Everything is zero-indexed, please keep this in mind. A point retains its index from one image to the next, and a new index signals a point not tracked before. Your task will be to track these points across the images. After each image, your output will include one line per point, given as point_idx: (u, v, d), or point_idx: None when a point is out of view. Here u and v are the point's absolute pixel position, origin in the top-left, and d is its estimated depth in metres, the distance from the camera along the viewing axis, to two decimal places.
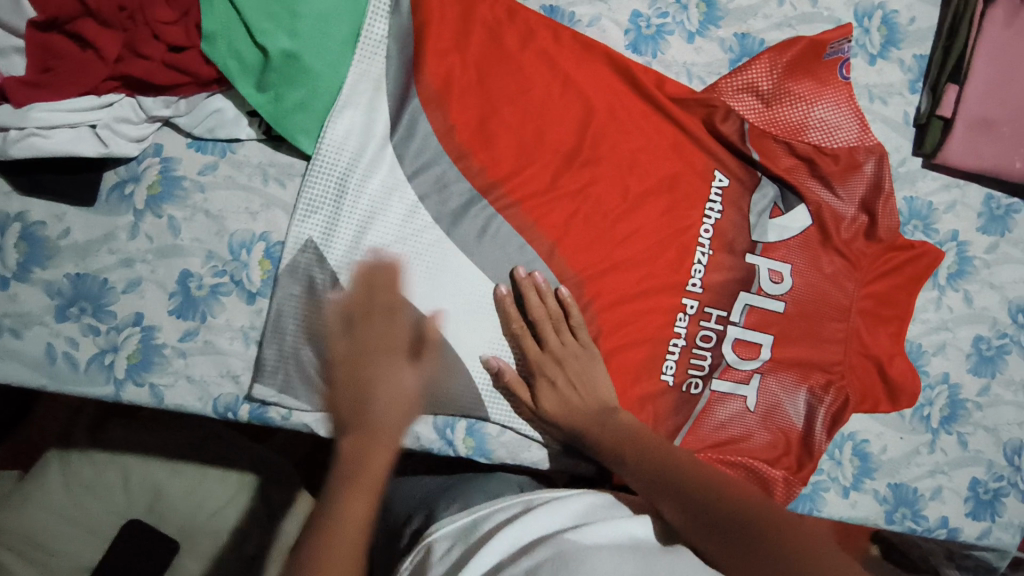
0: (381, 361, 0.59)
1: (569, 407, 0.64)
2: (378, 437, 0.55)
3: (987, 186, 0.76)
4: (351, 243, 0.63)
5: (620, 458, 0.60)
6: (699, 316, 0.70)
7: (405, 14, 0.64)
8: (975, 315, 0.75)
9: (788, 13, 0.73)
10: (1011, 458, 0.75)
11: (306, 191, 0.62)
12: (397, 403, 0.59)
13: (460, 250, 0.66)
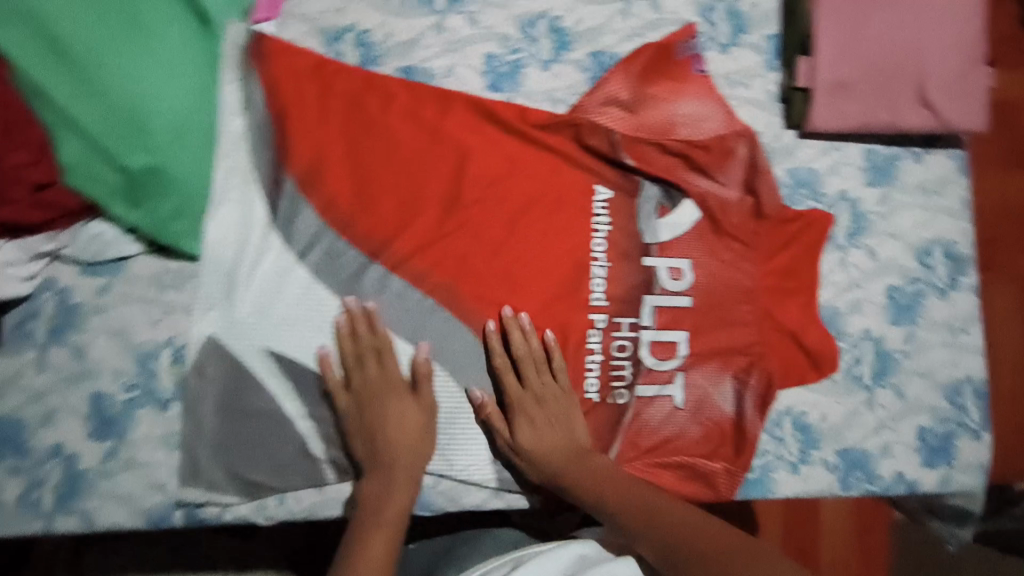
0: (391, 402, 0.66)
1: (546, 445, 0.66)
2: (390, 474, 0.64)
3: (865, 142, 0.77)
4: (261, 331, 0.66)
5: (589, 497, 0.62)
6: (610, 328, 0.72)
7: (260, 107, 0.67)
8: (883, 267, 0.76)
9: (634, 24, 0.75)
10: (953, 398, 0.75)
11: (205, 290, 0.65)
12: (407, 445, 0.65)
13: (363, 315, 0.68)
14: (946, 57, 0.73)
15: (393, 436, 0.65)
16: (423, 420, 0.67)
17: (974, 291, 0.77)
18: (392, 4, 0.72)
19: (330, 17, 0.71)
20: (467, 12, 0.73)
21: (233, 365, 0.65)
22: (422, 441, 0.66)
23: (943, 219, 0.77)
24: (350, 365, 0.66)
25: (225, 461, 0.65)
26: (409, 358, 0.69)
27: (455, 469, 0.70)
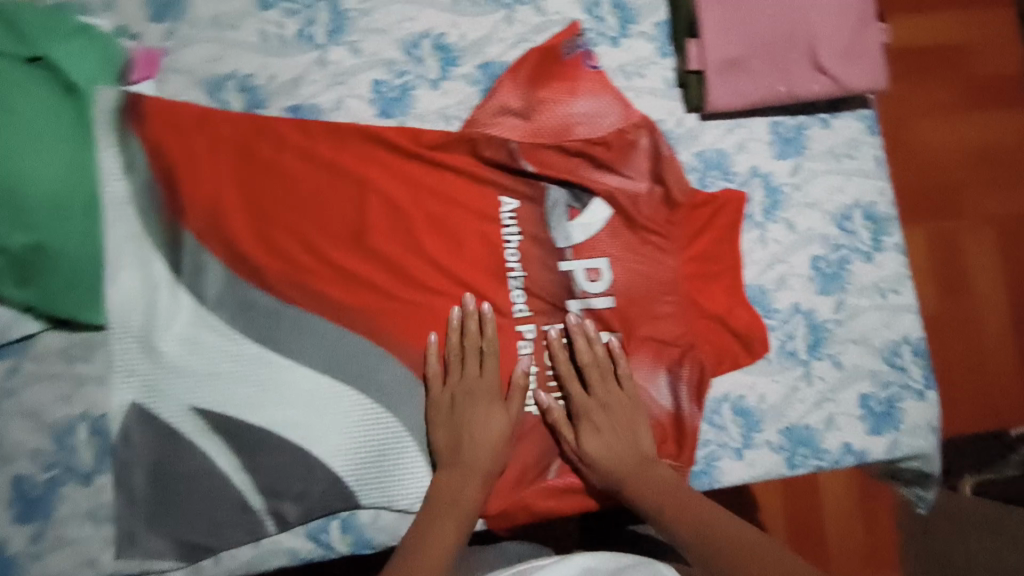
0: (480, 403, 0.68)
1: (613, 452, 0.68)
2: (467, 476, 0.66)
3: (770, 114, 0.76)
4: (183, 390, 0.66)
5: (656, 512, 0.65)
6: (541, 338, 0.72)
7: (143, 167, 0.66)
8: (803, 238, 0.75)
9: (520, 29, 0.75)
10: (892, 361, 0.74)
11: (119, 357, 0.65)
12: (491, 453, 0.67)
13: (286, 360, 0.68)
14: (835, 20, 0.72)
15: (476, 439, 0.67)
16: (504, 428, 0.68)
17: (899, 249, 0.76)
18: (271, 45, 0.72)
19: (210, 67, 0.71)
20: (349, 42, 0.73)
21: (161, 428, 0.65)
22: (501, 451, 0.68)
23: (859, 181, 0.76)
24: (451, 363, 0.69)
25: (163, 527, 0.65)
26: (338, 395, 0.68)
27: (397, 501, 0.69)
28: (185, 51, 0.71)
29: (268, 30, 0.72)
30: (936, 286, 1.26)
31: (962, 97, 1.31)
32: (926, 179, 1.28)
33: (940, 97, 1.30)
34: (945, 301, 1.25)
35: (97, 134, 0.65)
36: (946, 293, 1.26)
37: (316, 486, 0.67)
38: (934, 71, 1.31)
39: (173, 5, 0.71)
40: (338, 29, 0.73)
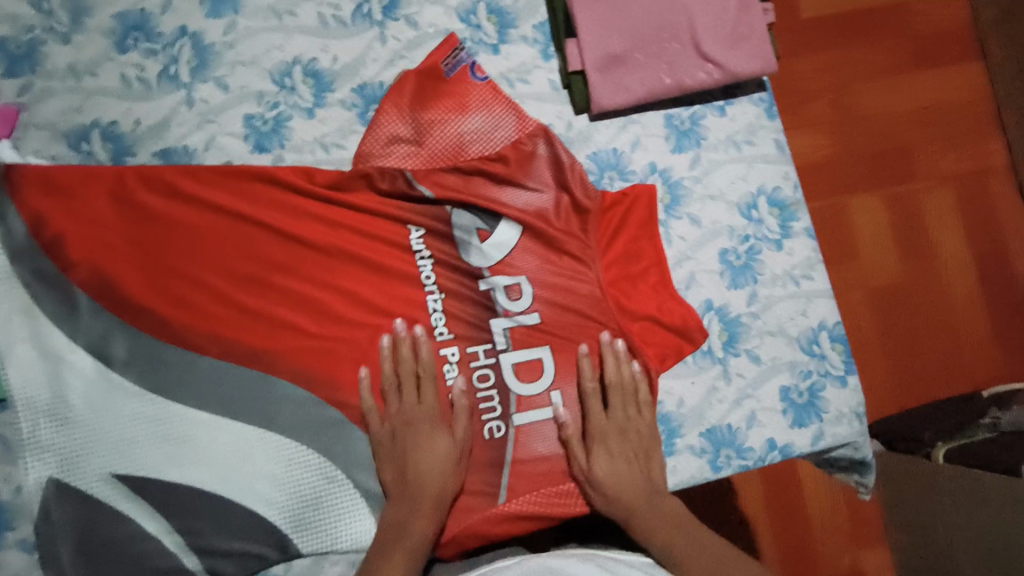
0: (421, 430, 0.66)
1: (623, 480, 0.66)
2: (414, 506, 0.63)
3: (662, 107, 0.73)
4: (101, 457, 0.64)
5: (664, 551, 0.63)
6: (466, 359, 0.69)
7: (21, 234, 0.64)
8: (710, 233, 0.72)
9: (394, 46, 0.72)
10: (810, 349, 0.72)
11: (27, 433, 0.63)
12: (442, 481, 0.65)
13: (200, 415, 0.65)
14: (713, 6, 0.70)
15: (422, 467, 0.65)
16: (449, 454, 0.66)
17: (809, 233, 0.73)
18: (133, 88, 0.69)
19: (70, 118, 0.68)
20: (215, 77, 0.70)
21: (82, 499, 0.64)
22: (450, 479, 0.65)
23: (761, 168, 0.73)
24: (394, 393, 0.67)
25: None
26: (263, 440, 0.66)
27: (337, 544, 0.66)
28: (43, 104, 0.68)
29: (129, 73, 0.69)
30: (893, 250, 1.21)
31: (908, 52, 1.25)
32: (876, 139, 1.23)
33: (885, 55, 1.24)
34: (900, 264, 1.21)
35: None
36: (901, 256, 1.21)
37: (240, 539, 0.65)
38: (878, 29, 1.25)
39: (26, 58, 0.68)
40: (202, 65, 0.70)
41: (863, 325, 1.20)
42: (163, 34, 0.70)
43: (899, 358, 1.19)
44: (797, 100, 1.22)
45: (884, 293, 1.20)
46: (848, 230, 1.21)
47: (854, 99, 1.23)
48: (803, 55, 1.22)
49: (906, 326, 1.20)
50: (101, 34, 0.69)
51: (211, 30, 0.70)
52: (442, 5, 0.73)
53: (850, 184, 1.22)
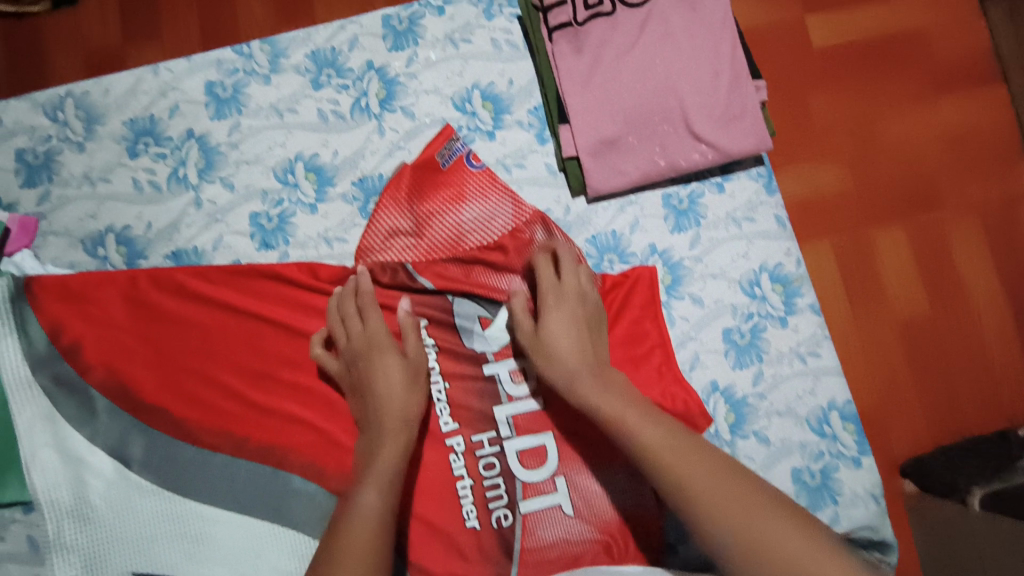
0: (369, 357, 0.65)
1: (569, 345, 0.64)
2: (381, 433, 0.62)
3: (660, 186, 0.73)
4: (124, 557, 0.65)
5: (630, 441, 0.57)
6: (472, 447, 0.69)
7: (42, 343, 0.67)
8: (712, 312, 0.72)
9: (392, 138, 0.74)
10: (821, 429, 0.70)
11: (51, 534, 0.64)
12: (402, 404, 0.64)
13: (216, 511, 0.66)
14: (705, 85, 0.69)
15: (381, 390, 0.64)
16: (404, 373, 0.65)
17: (814, 309, 0.72)
18: (144, 192, 0.72)
19: (87, 225, 0.71)
20: (221, 177, 0.72)
21: None
22: (411, 397, 0.64)
23: (761, 244, 0.73)
24: (336, 331, 0.68)
25: None
26: (276, 537, 0.66)
27: None
28: (61, 212, 0.71)
29: (140, 178, 0.72)
30: (927, 289, 0.89)
31: (948, 68, 0.94)
32: (905, 170, 0.91)
33: (919, 75, 0.93)
34: (939, 302, 0.89)
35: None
36: (940, 294, 0.89)
37: None
38: (907, 40, 0.93)
39: (43, 168, 0.71)
40: (209, 166, 0.72)
41: (892, 373, 0.87)
42: (172, 137, 0.72)
43: (932, 412, 0.87)
44: (808, 131, 0.92)
45: (913, 333, 0.88)
46: (873, 270, 0.89)
47: (880, 121, 0.92)
48: (814, 77, 0.92)
49: (946, 381, 0.88)
50: (113, 140, 0.72)
51: (217, 131, 0.73)
52: (438, 95, 0.75)
53: (873, 216, 0.90)
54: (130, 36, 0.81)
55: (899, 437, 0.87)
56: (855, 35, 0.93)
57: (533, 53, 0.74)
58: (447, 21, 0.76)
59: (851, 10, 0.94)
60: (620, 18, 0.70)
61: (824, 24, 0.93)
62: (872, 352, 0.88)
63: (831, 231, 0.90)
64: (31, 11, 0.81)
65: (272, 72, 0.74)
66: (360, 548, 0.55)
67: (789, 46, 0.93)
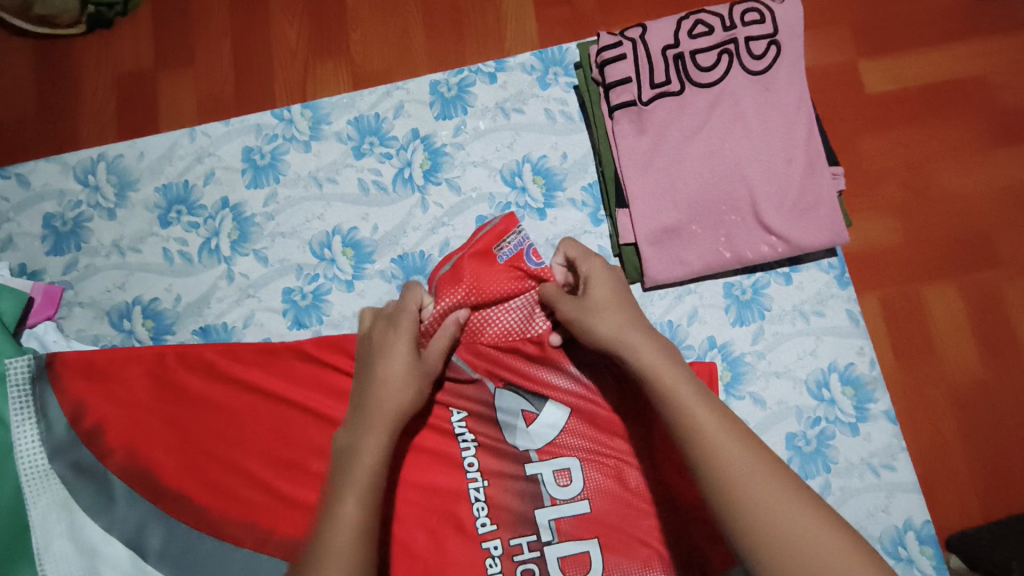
0: (383, 339, 0.61)
1: (620, 321, 0.57)
2: (368, 426, 0.57)
3: (721, 274, 0.68)
4: None
5: (696, 446, 0.51)
6: (510, 552, 0.64)
7: (64, 426, 0.63)
8: (775, 414, 0.66)
9: (436, 214, 0.69)
10: (895, 552, 0.63)
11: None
12: (391, 395, 0.58)
13: None
14: (777, 174, 0.64)
15: (381, 375, 0.59)
16: (408, 357, 0.59)
17: (889, 416, 0.66)
18: (175, 264, 0.68)
19: (113, 296, 0.68)
20: (255, 250, 0.68)
21: None
22: (409, 391, 0.58)
23: (831, 341, 0.67)
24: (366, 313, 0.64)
25: None
26: None
27: None
28: (88, 282, 0.68)
29: (171, 248, 0.68)
30: (982, 351, 0.76)
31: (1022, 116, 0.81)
32: (963, 224, 0.79)
33: (984, 121, 0.81)
34: (999, 364, 0.75)
35: (10, 407, 0.62)
36: (1000, 355, 0.76)
37: None
38: (969, 82, 0.82)
39: (71, 235, 0.68)
40: (242, 238, 0.69)
41: (941, 443, 0.74)
42: (205, 206, 0.69)
43: (987, 488, 0.73)
44: (853, 180, 0.81)
45: (967, 397, 0.75)
46: (922, 328, 0.76)
47: (936, 168, 0.80)
48: (864, 119, 0.82)
49: (1005, 458, 0.73)
50: (145, 208, 0.69)
51: (252, 201, 0.69)
52: (486, 167, 0.70)
53: (922, 269, 0.78)
54: (164, 60, 0.76)
55: (947, 512, 0.72)
56: (911, 79, 0.82)
57: (590, 129, 0.70)
58: (498, 89, 0.72)
59: (913, 51, 0.83)
60: (688, 98, 0.65)
61: (879, 66, 0.83)
62: (916, 413, 0.75)
63: (876, 284, 0.78)
64: (66, 35, 0.77)
65: (313, 139, 0.71)
66: (342, 559, 0.50)
67: (844, 92, 0.82)
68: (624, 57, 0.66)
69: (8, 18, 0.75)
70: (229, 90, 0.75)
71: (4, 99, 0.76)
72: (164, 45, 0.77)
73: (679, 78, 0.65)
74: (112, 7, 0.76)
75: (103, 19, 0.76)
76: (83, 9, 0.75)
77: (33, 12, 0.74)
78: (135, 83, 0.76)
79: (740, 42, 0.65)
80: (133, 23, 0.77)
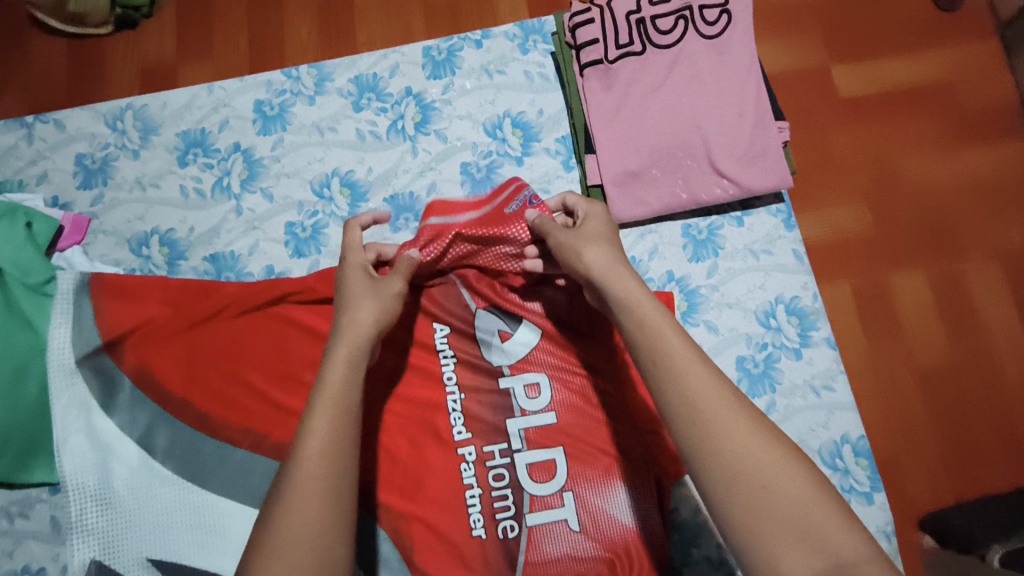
0: (347, 277, 0.64)
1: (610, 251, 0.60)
2: (340, 351, 0.57)
3: (681, 217, 0.76)
4: (140, 541, 0.68)
5: (677, 391, 0.49)
6: (483, 458, 0.71)
7: (89, 332, 0.70)
8: (726, 340, 0.73)
9: (424, 159, 0.77)
10: (833, 463, 0.70)
11: (74, 516, 0.68)
12: (362, 320, 0.59)
13: (227, 501, 0.69)
14: (729, 125, 0.72)
15: (349, 304, 0.61)
16: (373, 285, 0.63)
17: (829, 343, 0.73)
18: (189, 198, 0.76)
19: (134, 226, 0.76)
20: (262, 188, 0.77)
21: None
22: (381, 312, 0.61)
23: (778, 277, 0.74)
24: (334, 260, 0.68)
25: None
26: None
27: None
28: (112, 213, 0.76)
29: (188, 185, 0.77)
30: (949, 335, 0.82)
31: (983, 118, 0.89)
32: (930, 214, 0.86)
33: (947, 122, 0.89)
34: (964, 347, 0.81)
35: (53, 310, 0.70)
36: (963, 337, 0.82)
37: None
38: (931, 88, 0.91)
39: (99, 172, 0.77)
40: (251, 177, 0.77)
41: (909, 421, 0.79)
42: (219, 149, 0.78)
43: (954, 467, 0.77)
44: (824, 172, 0.88)
45: (934, 377, 0.80)
46: (889, 311, 0.83)
47: (902, 163, 0.88)
48: (835, 118, 0.90)
49: (971, 437, 0.78)
50: (166, 149, 0.77)
51: (261, 145, 0.78)
52: (471, 120, 0.78)
53: (891, 258, 0.85)
54: (185, 56, 0.85)
55: (917, 490, 0.77)
56: (880, 84, 0.91)
57: (564, 88, 0.78)
58: (483, 53, 0.80)
59: (882, 59, 0.92)
60: (649, 58, 0.73)
61: (848, 71, 0.91)
62: (888, 394, 0.80)
63: (845, 271, 0.84)
64: (94, 35, 0.86)
65: (317, 94, 0.79)
66: (317, 485, 0.48)
67: (819, 93, 0.91)
68: (592, 21, 0.74)
69: (45, 18, 0.84)
70: (243, 63, 0.85)
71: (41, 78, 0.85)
72: (187, 34, 0.86)
73: (641, 40, 0.73)
74: (139, 10, 0.85)
75: (130, 20, 0.85)
76: (111, 11, 0.85)
77: (67, 10, 0.83)
78: (159, 67, 0.85)
79: (694, 9, 0.73)
80: (157, 23, 0.86)
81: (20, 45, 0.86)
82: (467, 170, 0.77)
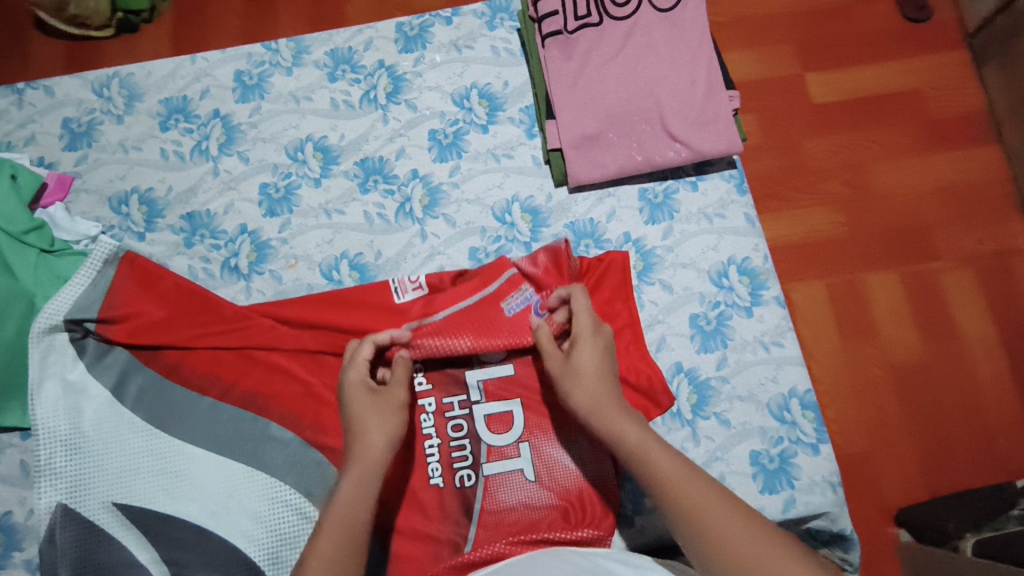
0: (351, 394, 0.63)
1: (602, 380, 0.62)
2: (349, 472, 0.58)
3: (638, 181, 0.79)
4: (107, 486, 0.70)
5: (735, 565, 0.45)
6: (442, 409, 0.72)
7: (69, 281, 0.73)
8: (681, 297, 0.76)
9: (394, 126, 0.81)
10: (781, 415, 0.72)
11: (42, 459, 0.70)
12: (372, 442, 0.60)
13: (192, 446, 0.71)
14: (682, 93, 0.75)
15: (356, 426, 0.61)
16: (375, 408, 0.62)
17: (779, 302, 0.76)
18: (169, 160, 0.80)
19: (115, 185, 0.80)
20: (239, 151, 0.80)
21: (84, 525, 0.69)
22: (393, 438, 0.61)
23: (730, 239, 0.78)
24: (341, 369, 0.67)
25: None
26: (250, 480, 0.70)
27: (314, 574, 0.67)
28: (95, 173, 0.80)
29: (168, 148, 0.81)
30: (923, 337, 0.84)
31: (947, 123, 0.92)
32: (902, 221, 0.88)
33: (916, 127, 0.92)
34: (939, 346, 0.83)
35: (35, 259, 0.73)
36: (938, 337, 0.84)
37: (211, 568, 0.67)
38: (901, 95, 0.93)
39: (85, 135, 0.81)
40: (229, 141, 0.81)
41: (885, 422, 0.81)
42: (200, 115, 0.82)
43: (927, 461, 0.80)
44: (797, 178, 0.90)
45: (909, 378, 0.82)
46: (863, 312, 0.85)
47: (872, 170, 0.90)
48: (806, 126, 0.92)
49: (944, 439, 0.80)
50: (149, 115, 0.82)
51: (239, 112, 0.82)
52: (440, 91, 0.82)
53: (862, 259, 0.87)
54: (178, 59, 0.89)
55: (891, 485, 0.80)
56: (851, 91, 0.93)
57: (529, 61, 0.82)
58: (453, 30, 0.85)
59: (854, 69, 0.94)
60: (606, 28, 0.77)
61: (821, 79, 0.94)
62: (861, 393, 0.82)
63: (815, 273, 0.86)
64: (95, 36, 0.89)
65: (295, 65, 0.83)
66: None
67: (790, 97, 0.93)
68: None
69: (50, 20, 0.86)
70: None
71: (38, 69, 0.89)
72: (184, 35, 0.90)
73: (598, 12, 0.78)
74: (139, 14, 0.89)
75: (131, 24, 0.89)
76: (112, 16, 0.87)
77: (67, 13, 0.85)
78: None
79: None
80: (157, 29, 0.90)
81: (19, 44, 0.90)
82: (434, 136, 0.81)
